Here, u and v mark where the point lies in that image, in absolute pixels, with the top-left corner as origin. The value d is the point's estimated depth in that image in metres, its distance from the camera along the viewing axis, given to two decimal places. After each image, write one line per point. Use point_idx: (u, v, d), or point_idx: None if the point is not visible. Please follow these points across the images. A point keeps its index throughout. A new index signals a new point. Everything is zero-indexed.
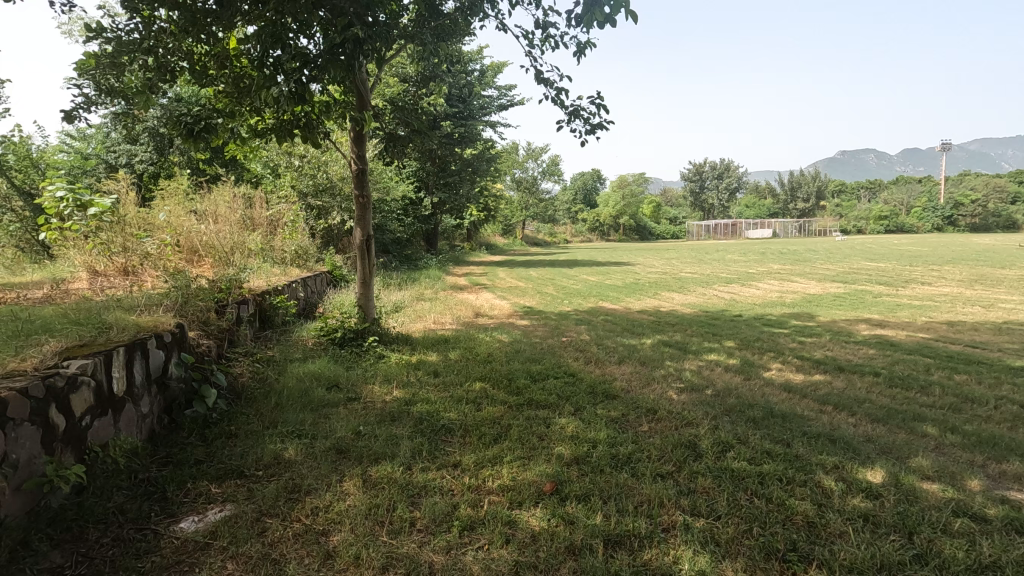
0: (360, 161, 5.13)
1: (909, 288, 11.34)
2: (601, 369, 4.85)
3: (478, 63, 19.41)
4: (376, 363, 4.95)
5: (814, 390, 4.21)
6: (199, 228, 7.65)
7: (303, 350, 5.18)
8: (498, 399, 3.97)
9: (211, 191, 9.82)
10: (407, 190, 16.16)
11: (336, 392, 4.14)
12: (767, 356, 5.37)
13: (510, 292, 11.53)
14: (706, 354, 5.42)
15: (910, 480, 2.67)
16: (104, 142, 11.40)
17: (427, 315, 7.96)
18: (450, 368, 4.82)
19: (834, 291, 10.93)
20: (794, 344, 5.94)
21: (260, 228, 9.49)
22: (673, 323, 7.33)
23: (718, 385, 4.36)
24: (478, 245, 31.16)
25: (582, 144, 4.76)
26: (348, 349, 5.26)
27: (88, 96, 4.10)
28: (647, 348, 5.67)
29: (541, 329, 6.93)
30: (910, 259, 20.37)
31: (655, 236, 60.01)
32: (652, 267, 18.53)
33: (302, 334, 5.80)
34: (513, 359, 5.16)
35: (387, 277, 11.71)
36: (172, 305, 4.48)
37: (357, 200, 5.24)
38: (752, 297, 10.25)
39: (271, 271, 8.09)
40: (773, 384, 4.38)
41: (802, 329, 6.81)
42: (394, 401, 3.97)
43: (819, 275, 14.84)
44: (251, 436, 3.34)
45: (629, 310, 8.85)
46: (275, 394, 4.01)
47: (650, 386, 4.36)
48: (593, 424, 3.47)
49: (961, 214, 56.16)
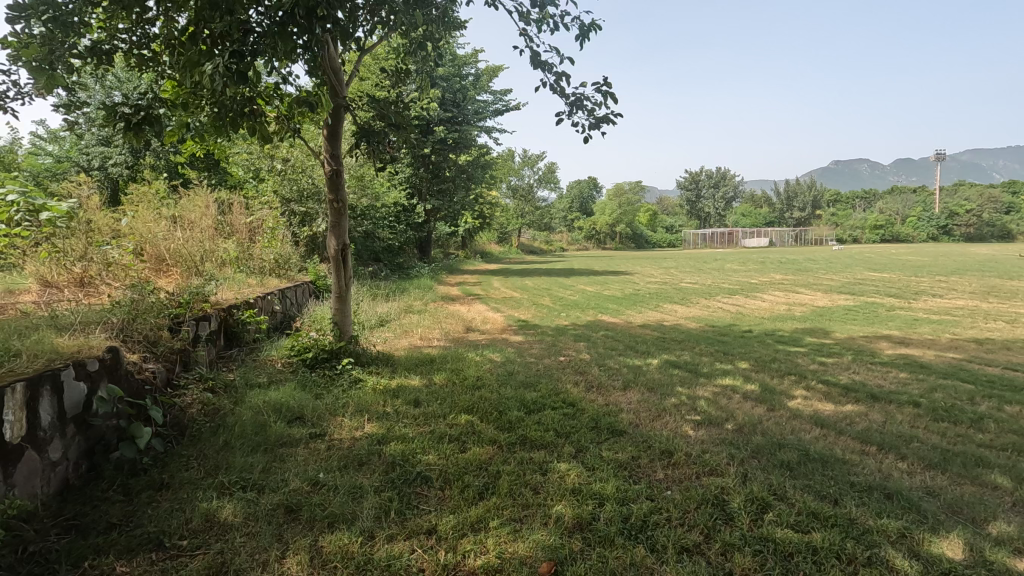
0: (335, 160, 4.57)
1: (922, 300, 10.81)
2: (605, 397, 4.29)
3: (473, 67, 18.96)
4: (350, 388, 4.38)
5: (850, 425, 3.65)
6: (167, 235, 7.04)
7: (269, 374, 4.60)
8: (486, 437, 3.40)
9: (185, 195, 9.24)
10: (399, 197, 15.60)
11: (298, 428, 3.55)
12: (788, 380, 4.82)
13: (504, 303, 10.97)
14: (720, 379, 4.86)
15: (1001, 559, 2.12)
16: (77, 144, 10.90)
17: (414, 330, 7.38)
18: (433, 396, 4.25)
19: (843, 304, 10.44)
20: (815, 365, 5.40)
21: (238, 236, 8.90)
22: (679, 340, 6.77)
23: (739, 417, 3.80)
24: (473, 254, 30.57)
25: (585, 141, 4.26)
26: (319, 372, 4.67)
27: (12, 82, 3.56)
28: (653, 371, 5.11)
29: (537, 347, 6.36)
30: (914, 269, 19.90)
31: (652, 244, 59.65)
32: (651, 277, 18.03)
33: (271, 354, 5.22)
34: (505, 384, 4.60)
35: (375, 287, 11.13)
36: (114, 323, 3.89)
37: (331, 204, 4.66)
38: (758, 310, 9.72)
39: (246, 281, 7.52)
40: (801, 417, 3.82)
41: (820, 347, 6.27)
42: (364, 440, 3.40)
43: (824, 286, 14.36)
44: (185, 489, 2.74)
45: (630, 324, 8.29)
46: (226, 430, 3.42)
47: (660, 418, 3.80)
48: (599, 472, 2.91)
49: (956, 224, 56.02)
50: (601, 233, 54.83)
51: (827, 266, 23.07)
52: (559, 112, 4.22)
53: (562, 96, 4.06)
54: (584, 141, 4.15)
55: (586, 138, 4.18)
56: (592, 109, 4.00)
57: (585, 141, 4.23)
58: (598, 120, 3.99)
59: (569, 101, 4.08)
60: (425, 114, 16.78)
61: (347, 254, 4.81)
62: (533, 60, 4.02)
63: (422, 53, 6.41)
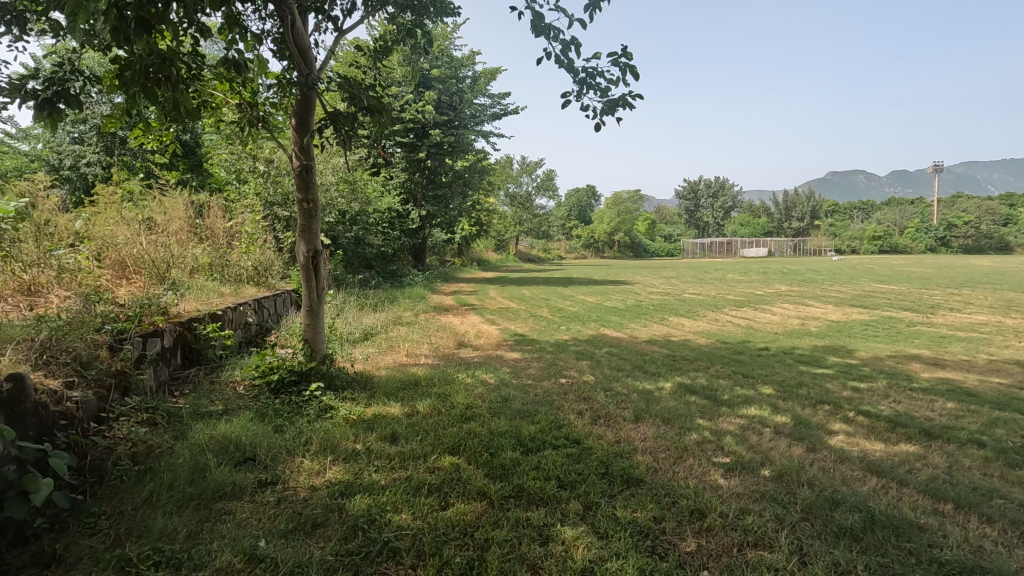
0: (304, 154, 3.95)
1: (942, 315, 10.21)
2: (614, 431, 3.67)
3: (471, 70, 18.41)
4: (316, 419, 3.74)
5: (911, 472, 3.05)
6: (128, 236, 6.35)
7: (225, 402, 3.96)
8: (472, 488, 2.77)
9: (158, 195, 8.64)
10: (392, 202, 14.99)
11: (245, 472, 2.91)
12: (822, 411, 4.22)
13: (500, 315, 10.34)
14: (744, 409, 4.25)
15: None
16: (49, 141, 10.35)
17: (400, 345, 6.74)
18: (414, 430, 3.62)
19: (859, 319, 9.84)
20: (848, 391, 4.80)
21: (213, 243, 8.28)
22: (691, 359, 6.16)
23: (775, 460, 3.20)
24: (470, 261, 29.94)
25: (597, 127, 3.63)
26: (283, 399, 4.03)
27: None
28: (668, 398, 4.50)
29: (535, 366, 5.74)
30: (921, 282, 19.34)
31: (650, 253, 59.28)
32: (653, 287, 17.45)
33: (234, 375, 4.58)
34: (498, 414, 3.97)
35: (363, 296, 10.50)
36: (35, 342, 3.24)
37: (300, 205, 4.05)
38: (771, 324, 9.11)
39: (218, 290, 6.89)
40: (849, 461, 3.22)
41: (849, 369, 5.66)
42: (324, 490, 2.77)
43: (833, 298, 13.77)
44: (79, 567, 2.11)
45: (636, 339, 7.67)
46: (154, 478, 2.78)
47: (682, 461, 3.19)
48: (614, 543, 2.29)
49: (955, 236, 55.73)
50: (599, 242, 54.37)
51: (832, 277, 22.44)
52: (566, 92, 3.63)
53: (571, 72, 3.49)
54: (595, 127, 3.58)
55: (599, 124, 3.60)
56: (606, 89, 3.40)
57: (597, 127, 3.63)
58: (615, 103, 3.40)
59: (580, 78, 3.50)
60: (420, 116, 16.18)
61: (319, 261, 4.20)
62: (534, 23, 3.43)
63: (408, 44, 5.84)
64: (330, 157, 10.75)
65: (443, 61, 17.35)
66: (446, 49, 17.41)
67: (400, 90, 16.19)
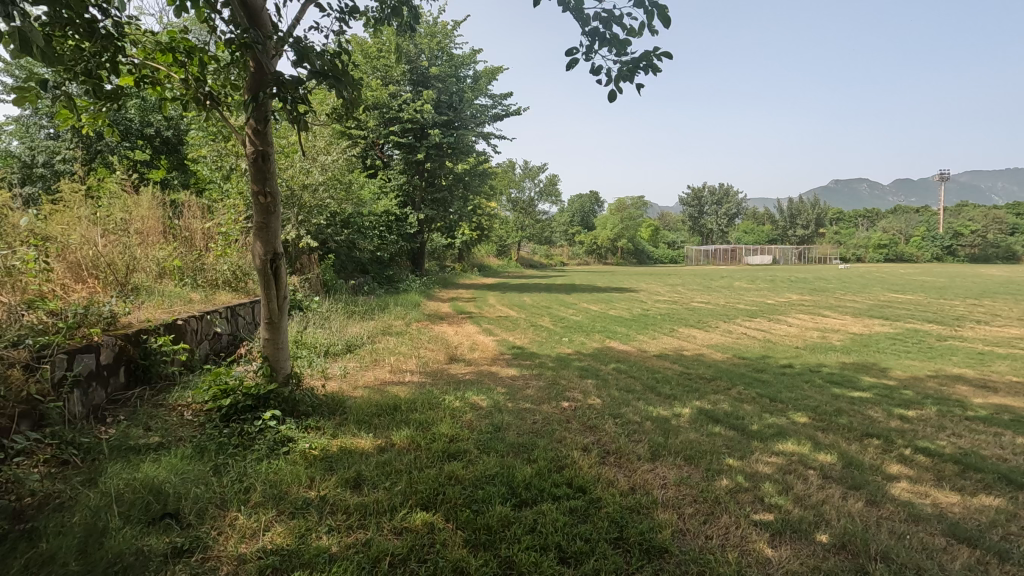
0: (259, 138, 3.30)
1: (970, 328, 9.56)
2: (627, 475, 3.03)
3: (472, 69, 17.79)
4: (266, 458, 3.09)
5: (1009, 541, 2.40)
6: (84, 232, 5.67)
7: (162, 434, 3.31)
8: (444, 564, 2.12)
9: (132, 192, 8.07)
10: (388, 205, 14.37)
11: (159, 535, 2.27)
12: (872, 447, 3.57)
13: (498, 324, 9.68)
14: (779, 444, 3.60)
15: None
16: (23, 137, 9.81)
17: (385, 359, 6.09)
18: (384, 472, 2.97)
19: (884, 331, 9.15)
20: (895, 420, 4.15)
21: (186, 245, 7.67)
22: (709, 378, 5.50)
23: (833, 520, 2.55)
24: (470, 267, 29.30)
25: (611, 94, 3.00)
26: (233, 429, 3.38)
27: None
28: (687, 429, 3.85)
29: (534, 385, 5.08)
30: (935, 291, 18.69)
31: (653, 260, 58.72)
32: (659, 295, 16.78)
33: (183, 398, 3.93)
34: (488, 450, 3.32)
35: (352, 302, 9.90)
36: None
37: (256, 199, 3.40)
38: (791, 338, 8.42)
39: (188, 296, 6.28)
40: (924, 521, 2.57)
41: (889, 392, 4.99)
42: (253, 564, 2.12)
43: (849, 309, 13.06)
44: None
45: (645, 354, 7.00)
46: (33, 546, 2.12)
47: (714, 520, 2.55)
48: None
49: (961, 245, 54.98)
50: (603, 248, 53.74)
51: (842, 286, 21.79)
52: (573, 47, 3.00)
53: (581, 19, 2.86)
54: (609, 94, 3.00)
55: (613, 91, 3.00)
56: (627, 46, 2.82)
57: (610, 95, 3.00)
58: (637, 63, 2.83)
59: (591, 28, 2.88)
60: (418, 116, 15.57)
61: (279, 265, 3.57)
62: None
63: (395, 24, 5.24)
64: (320, 155, 10.12)
65: (442, 59, 16.75)
66: (446, 47, 16.81)
67: (397, 89, 15.61)
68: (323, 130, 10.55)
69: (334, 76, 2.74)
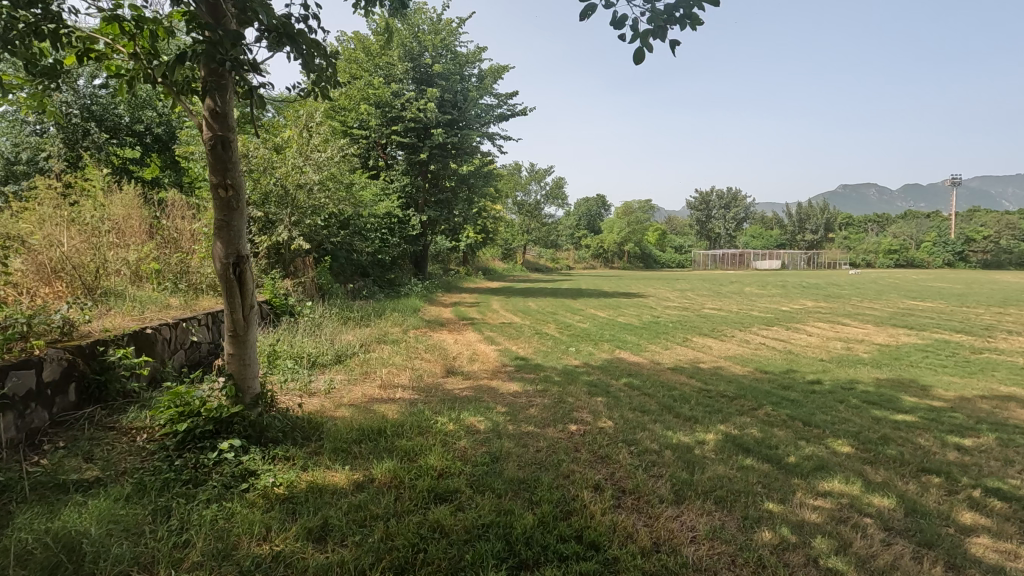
0: (217, 120, 2.82)
1: (1004, 339, 8.97)
2: (648, 525, 2.52)
3: (477, 67, 17.31)
4: (218, 499, 2.60)
5: None
6: (51, 227, 5.18)
7: (103, 467, 2.83)
8: None
9: (114, 189, 7.62)
10: (388, 207, 13.90)
11: None
12: (934, 486, 3.05)
13: (501, 331, 9.17)
14: (824, 482, 3.08)
15: None
16: (7, 131, 9.40)
17: (376, 372, 5.60)
18: (356, 521, 2.47)
19: (911, 343, 8.57)
20: (952, 450, 3.63)
21: (169, 245, 7.22)
22: (732, 397, 4.97)
23: None
24: (474, 270, 28.80)
25: (636, 57, 2.46)
26: (185, 460, 2.90)
27: None
28: (714, 461, 3.33)
29: (537, 404, 4.58)
30: (955, 298, 18.04)
31: (659, 264, 58.10)
32: (668, 301, 16.20)
33: (138, 419, 3.46)
34: (483, 489, 2.81)
35: (348, 307, 9.41)
36: None
37: (217, 193, 2.91)
38: (813, 349, 7.87)
39: (166, 301, 5.79)
40: None
41: (937, 416, 4.44)
42: None
43: (869, 317, 12.44)
44: None
45: (658, 366, 6.48)
46: None
47: None
48: None
49: (973, 250, 54.03)
50: (609, 252, 53.18)
51: (857, 292, 21.12)
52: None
53: None
54: (634, 53, 2.46)
55: (639, 53, 2.48)
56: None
57: (636, 57, 2.47)
58: (676, 10, 2.41)
59: None
60: (421, 115, 15.10)
61: (244, 269, 3.09)
62: None
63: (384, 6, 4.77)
64: (314, 153, 9.66)
65: (446, 57, 16.30)
66: (450, 44, 16.36)
67: (399, 87, 15.18)
68: (319, 127, 10.09)
69: (293, 38, 2.27)
